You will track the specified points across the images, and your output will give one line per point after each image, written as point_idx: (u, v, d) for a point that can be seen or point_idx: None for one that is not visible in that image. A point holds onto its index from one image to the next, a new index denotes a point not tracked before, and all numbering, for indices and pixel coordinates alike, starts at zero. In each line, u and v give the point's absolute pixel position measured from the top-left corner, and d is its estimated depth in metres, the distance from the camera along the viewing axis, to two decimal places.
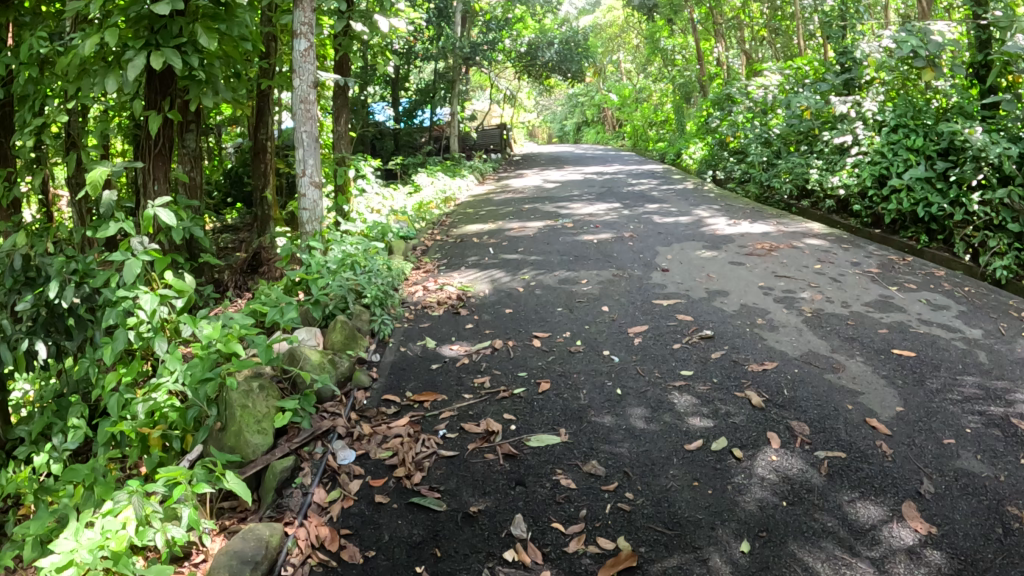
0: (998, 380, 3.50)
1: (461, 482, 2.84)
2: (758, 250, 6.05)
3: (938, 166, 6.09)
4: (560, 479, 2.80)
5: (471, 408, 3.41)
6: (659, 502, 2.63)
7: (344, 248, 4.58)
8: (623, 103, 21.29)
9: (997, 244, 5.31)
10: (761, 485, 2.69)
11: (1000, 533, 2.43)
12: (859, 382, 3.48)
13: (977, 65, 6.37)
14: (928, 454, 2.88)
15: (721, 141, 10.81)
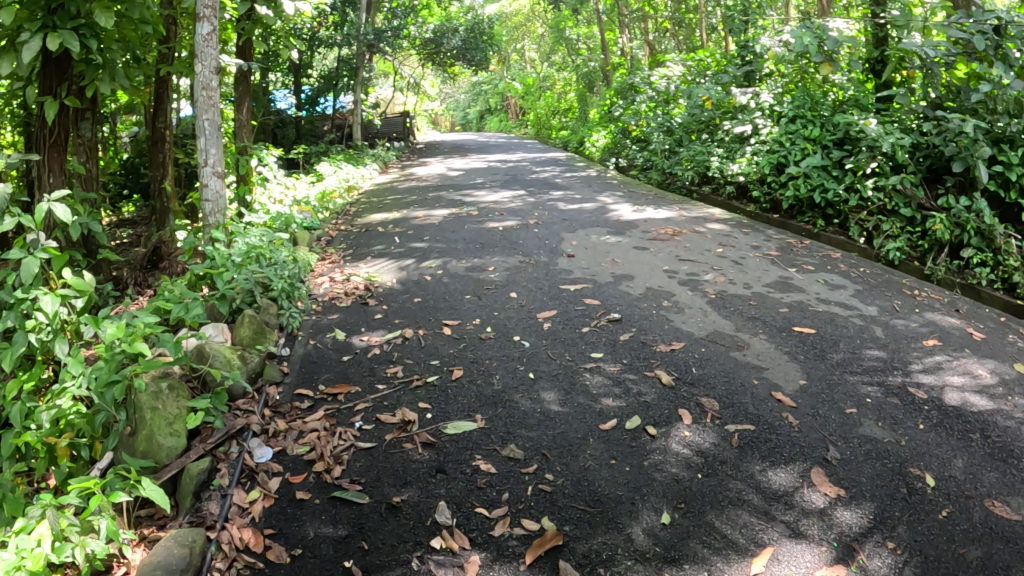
0: (893, 352, 3.69)
1: (381, 474, 2.82)
2: (661, 235, 6.17)
3: (834, 155, 6.36)
4: (479, 464, 2.81)
5: (386, 399, 3.38)
6: (579, 481, 2.66)
7: (248, 240, 4.51)
8: (528, 92, 21.24)
9: (891, 227, 5.59)
10: (675, 460, 2.75)
11: (905, 492, 2.55)
12: (763, 358, 3.59)
13: (874, 61, 6.84)
14: (832, 423, 2.99)
15: (623, 130, 10.94)
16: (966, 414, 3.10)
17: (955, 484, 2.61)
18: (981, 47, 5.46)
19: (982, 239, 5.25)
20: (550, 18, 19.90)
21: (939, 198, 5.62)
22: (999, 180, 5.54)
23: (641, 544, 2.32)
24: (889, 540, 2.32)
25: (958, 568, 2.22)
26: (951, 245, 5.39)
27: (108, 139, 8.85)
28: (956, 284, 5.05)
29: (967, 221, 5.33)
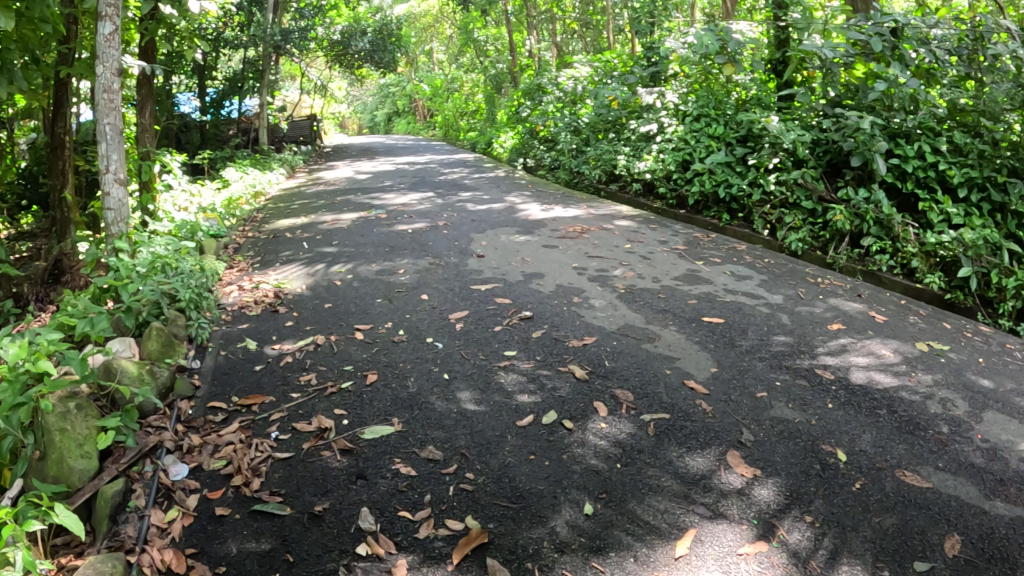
0: (799, 337, 3.83)
1: (302, 483, 2.79)
2: (569, 232, 6.25)
3: (737, 151, 6.54)
4: (399, 467, 2.81)
5: (301, 407, 3.34)
6: (500, 478, 2.69)
7: (153, 249, 4.41)
8: (436, 94, 21.13)
9: (793, 219, 5.83)
10: (594, 451, 2.80)
11: (818, 468, 2.66)
12: (674, 348, 3.68)
13: (776, 61, 7.10)
14: (744, 407, 3.09)
15: (530, 130, 10.97)
16: (872, 391, 3.25)
17: (865, 458, 2.73)
18: (876, 48, 5.75)
19: (880, 228, 5.46)
20: (459, 20, 19.88)
21: (839, 190, 5.85)
22: (895, 172, 5.78)
23: (565, 536, 2.35)
24: (806, 514, 2.41)
25: (874, 536, 2.33)
26: (851, 234, 5.61)
27: (5, 147, 8.40)
28: (857, 271, 5.30)
29: (865, 210, 5.54)
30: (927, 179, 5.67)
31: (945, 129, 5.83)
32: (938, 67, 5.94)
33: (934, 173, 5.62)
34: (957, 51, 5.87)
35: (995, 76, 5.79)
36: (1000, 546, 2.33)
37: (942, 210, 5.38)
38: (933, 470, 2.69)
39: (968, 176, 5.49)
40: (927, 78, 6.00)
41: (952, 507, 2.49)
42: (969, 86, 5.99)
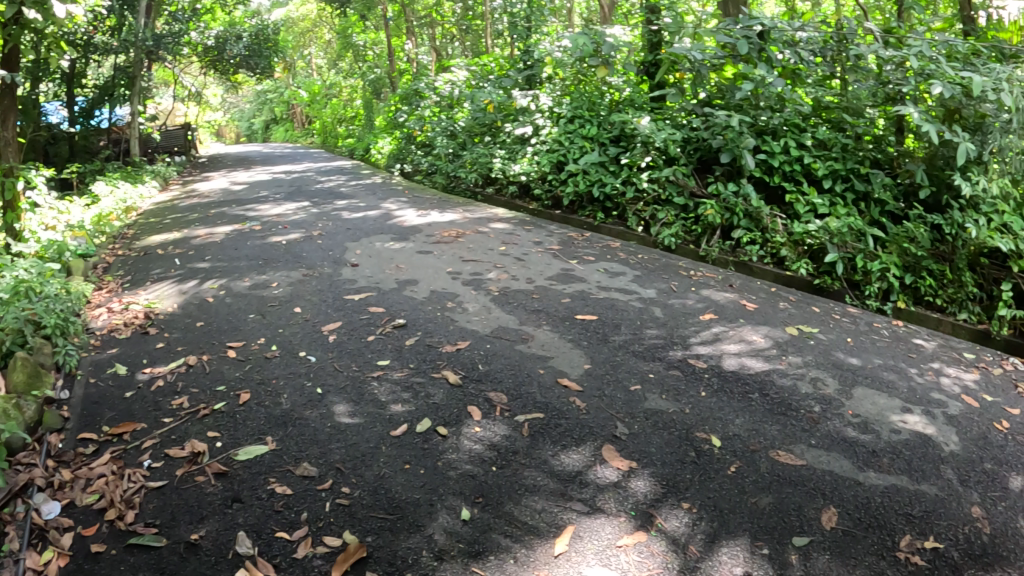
0: (672, 330, 3.93)
1: (177, 511, 2.66)
2: (444, 238, 6.23)
3: (610, 151, 6.68)
4: (275, 487, 2.72)
5: (173, 432, 3.18)
6: (376, 490, 2.63)
7: (16, 273, 4.22)
8: (313, 101, 20.64)
9: (666, 215, 6.06)
10: (467, 457, 2.78)
11: (693, 455, 2.72)
12: (547, 347, 3.71)
13: (649, 64, 7.18)
14: (618, 402, 3.13)
15: (408, 136, 10.73)
16: (745, 376, 3.38)
17: (739, 441, 2.81)
18: (744, 51, 5.76)
19: (750, 220, 5.76)
20: (335, 25, 19.53)
21: (709, 185, 6.08)
22: (763, 167, 6.05)
23: (442, 544, 2.33)
24: (683, 501, 2.46)
25: (753, 516, 2.40)
26: (723, 228, 5.87)
27: None
28: (730, 263, 5.58)
29: (734, 204, 5.81)
30: (794, 172, 5.96)
31: (810, 125, 6.13)
32: (804, 67, 5.98)
33: (800, 167, 5.92)
34: (823, 52, 5.91)
35: (860, 74, 5.84)
36: (874, 515, 2.45)
37: (808, 202, 5.66)
38: (806, 448, 2.81)
39: (833, 168, 5.76)
40: (793, 78, 6.07)
41: (826, 480, 2.61)
42: (833, 85, 6.05)
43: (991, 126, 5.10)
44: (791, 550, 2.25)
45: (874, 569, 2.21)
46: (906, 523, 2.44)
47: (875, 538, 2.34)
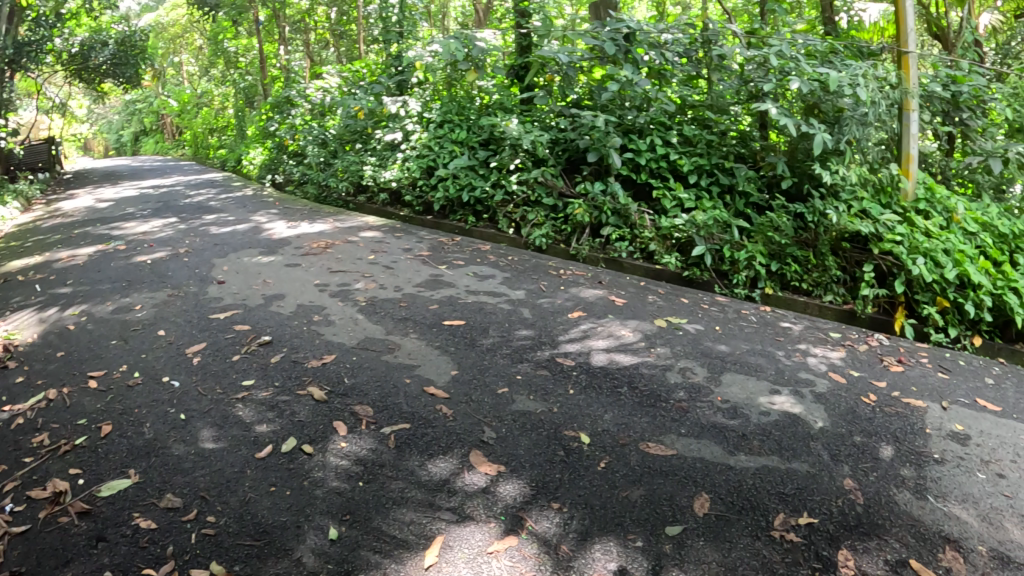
0: (541, 331, 4.02)
1: (41, 556, 2.32)
2: (313, 249, 5.97)
3: (480, 155, 6.79)
4: (138, 522, 2.43)
5: (33, 472, 2.79)
6: (242, 516, 2.44)
7: None
8: (183, 110, 19.69)
9: (536, 216, 6.21)
10: (333, 472, 2.67)
11: (563, 454, 2.79)
12: (414, 356, 3.66)
13: (518, 68, 7.29)
14: (485, 406, 3.16)
15: (280, 145, 10.06)
16: (613, 370, 3.55)
17: (608, 437, 2.92)
18: (610, 51, 5.94)
19: (617, 217, 5.98)
20: (206, 30, 18.81)
21: (577, 186, 6.27)
22: (631, 165, 6.28)
23: (312, 566, 2.20)
24: (553, 502, 2.50)
25: (625, 509, 2.46)
26: (591, 226, 6.06)
27: None
28: (601, 260, 5.78)
29: (603, 203, 5.99)
30: (660, 169, 6.17)
31: (675, 123, 6.33)
32: (669, 68, 6.09)
33: (666, 164, 6.13)
34: (687, 53, 5.99)
35: (723, 73, 5.95)
36: (745, 498, 2.58)
37: (675, 197, 5.86)
38: (676, 437, 2.96)
39: (698, 164, 6.02)
40: (658, 79, 6.20)
41: (697, 467, 2.74)
42: (698, 85, 6.24)
43: (848, 120, 5.26)
44: (666, 540, 2.32)
45: (749, 549, 2.31)
46: (780, 501, 2.58)
47: (750, 519, 2.46)
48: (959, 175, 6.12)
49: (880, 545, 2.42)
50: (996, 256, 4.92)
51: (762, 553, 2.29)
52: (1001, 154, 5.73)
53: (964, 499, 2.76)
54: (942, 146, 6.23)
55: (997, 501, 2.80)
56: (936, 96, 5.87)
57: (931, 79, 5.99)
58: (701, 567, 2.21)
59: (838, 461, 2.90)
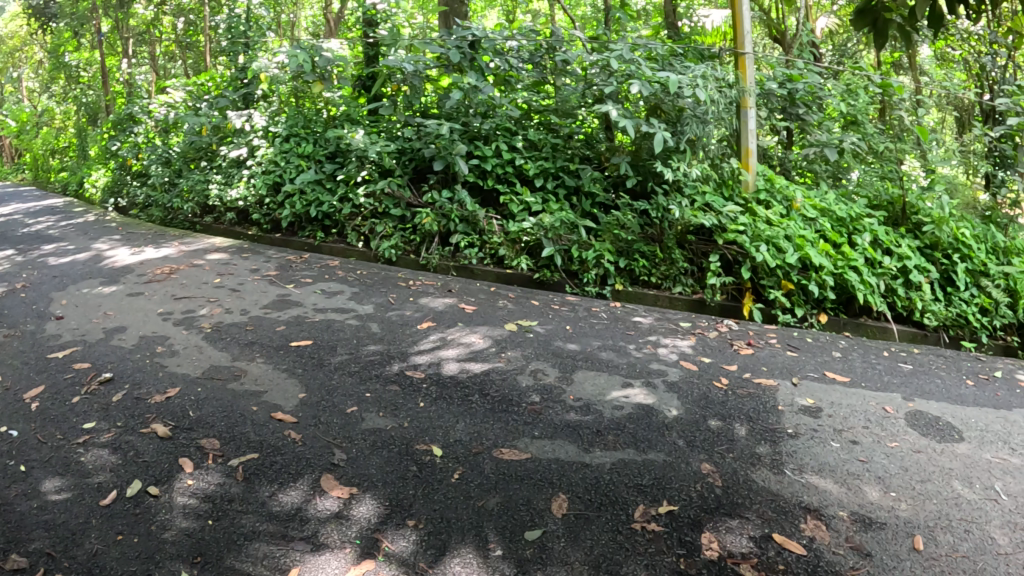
0: (390, 347, 4.16)
1: None
2: (157, 275, 5.65)
3: (327, 169, 6.76)
4: None
5: None
6: (90, 570, 2.27)
7: None
8: (19, 130, 18.25)
9: (384, 228, 6.30)
10: (179, 513, 2.55)
11: (415, 470, 2.87)
12: (260, 382, 3.59)
13: (365, 78, 7.22)
14: (335, 427, 3.17)
15: (123, 167, 9.00)
16: (463, 380, 3.78)
17: (461, 447, 3.07)
18: (455, 59, 6.12)
19: (466, 224, 6.19)
20: (48, 44, 17.76)
21: (424, 195, 6.40)
22: (477, 172, 6.46)
23: None
24: (409, 519, 2.56)
25: (483, 519, 2.58)
26: (440, 234, 6.26)
27: None
28: (451, 268, 6.02)
29: (450, 211, 6.21)
30: (506, 175, 6.41)
31: (521, 128, 6.54)
32: (513, 74, 6.36)
33: (512, 169, 6.38)
34: (533, 59, 6.29)
35: (568, 77, 6.29)
36: (603, 494, 2.82)
37: (521, 201, 6.18)
38: (529, 440, 3.19)
39: (543, 167, 6.29)
40: (503, 84, 6.42)
41: (552, 468, 2.98)
42: (545, 90, 6.45)
43: (689, 118, 5.76)
44: (527, 545, 2.46)
45: (610, 542, 2.52)
46: (639, 494, 2.85)
47: (610, 514, 2.68)
48: (798, 166, 6.84)
49: (741, 523, 2.77)
50: (834, 240, 5.64)
51: (625, 545, 2.51)
52: (836, 145, 6.51)
53: (819, 469, 3.34)
54: (780, 140, 6.91)
55: (848, 465, 3.47)
56: (773, 94, 6.66)
57: (769, 79, 6.72)
58: (566, 567, 2.37)
59: (689, 448, 3.31)
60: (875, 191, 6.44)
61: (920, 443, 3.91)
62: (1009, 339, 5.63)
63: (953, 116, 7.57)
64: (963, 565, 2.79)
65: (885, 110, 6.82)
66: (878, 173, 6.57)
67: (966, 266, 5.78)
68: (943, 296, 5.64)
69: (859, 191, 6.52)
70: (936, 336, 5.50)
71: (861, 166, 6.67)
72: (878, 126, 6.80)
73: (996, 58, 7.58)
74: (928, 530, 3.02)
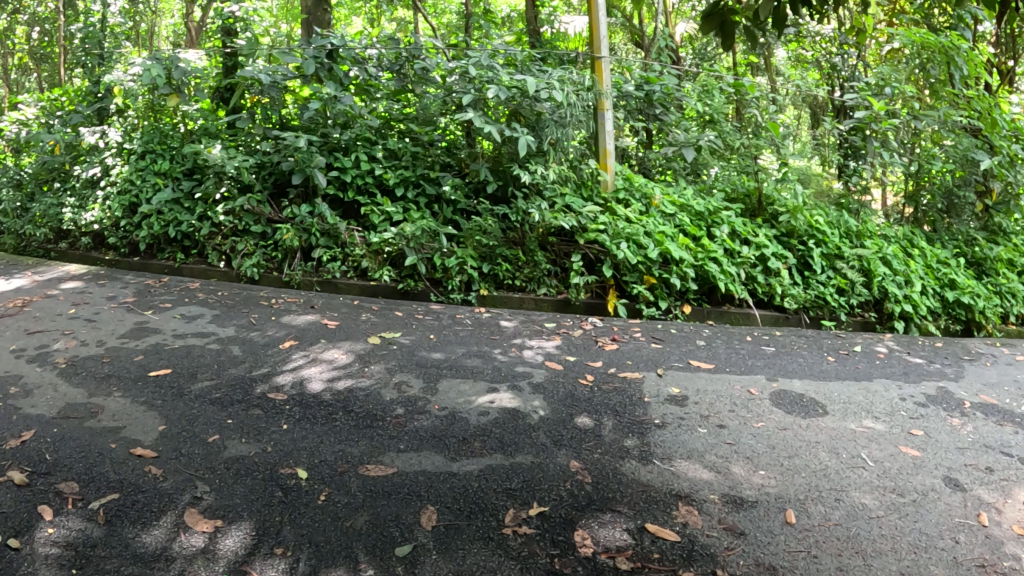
0: (252, 370, 4.15)
1: None
2: (7, 308, 5.36)
3: (184, 186, 6.58)
4: None
5: None
6: None
7: None
8: None
9: (245, 246, 6.22)
10: (41, 563, 2.44)
11: (281, 495, 2.89)
12: (118, 418, 3.49)
13: (223, 90, 7.06)
14: (197, 458, 3.14)
15: None
16: (325, 399, 3.83)
17: (327, 467, 3.12)
18: (310, 70, 6.12)
19: (327, 237, 6.24)
20: None
21: (283, 210, 6.39)
22: (336, 184, 6.51)
23: None
24: (277, 547, 2.58)
25: (353, 540, 2.65)
26: (301, 249, 6.25)
27: None
28: (314, 283, 6.05)
29: (310, 225, 6.22)
30: (366, 185, 6.51)
31: (381, 138, 6.68)
32: (373, 83, 6.50)
33: (371, 179, 6.48)
34: (393, 67, 6.45)
35: (427, 85, 6.46)
36: (471, 502, 2.94)
37: (382, 212, 6.31)
38: (395, 454, 3.29)
39: (403, 176, 6.49)
40: (364, 94, 6.57)
41: (420, 480, 3.08)
42: (405, 99, 6.64)
43: (547, 122, 6.23)
44: (398, 562, 2.54)
45: (483, 550, 2.66)
46: (509, 498, 3.01)
47: (480, 522, 2.82)
48: (658, 165, 7.40)
49: (613, 517, 2.96)
50: (693, 232, 6.42)
51: (497, 551, 2.65)
52: (693, 144, 7.10)
53: (689, 455, 3.59)
54: (640, 141, 7.41)
55: (716, 449, 3.72)
56: (631, 96, 7.17)
57: (628, 83, 7.23)
58: None
59: (556, 448, 3.51)
60: (731, 185, 7.23)
61: (785, 420, 4.20)
62: (866, 315, 6.56)
63: (805, 113, 7.72)
64: (834, 533, 3.07)
65: (739, 109, 7.31)
66: (736, 168, 7.23)
67: (821, 251, 6.73)
68: (802, 281, 6.53)
69: (716, 185, 7.26)
70: (799, 318, 6.31)
71: (720, 163, 7.27)
72: (735, 125, 7.27)
73: (846, 58, 8.51)
74: (799, 503, 3.29)
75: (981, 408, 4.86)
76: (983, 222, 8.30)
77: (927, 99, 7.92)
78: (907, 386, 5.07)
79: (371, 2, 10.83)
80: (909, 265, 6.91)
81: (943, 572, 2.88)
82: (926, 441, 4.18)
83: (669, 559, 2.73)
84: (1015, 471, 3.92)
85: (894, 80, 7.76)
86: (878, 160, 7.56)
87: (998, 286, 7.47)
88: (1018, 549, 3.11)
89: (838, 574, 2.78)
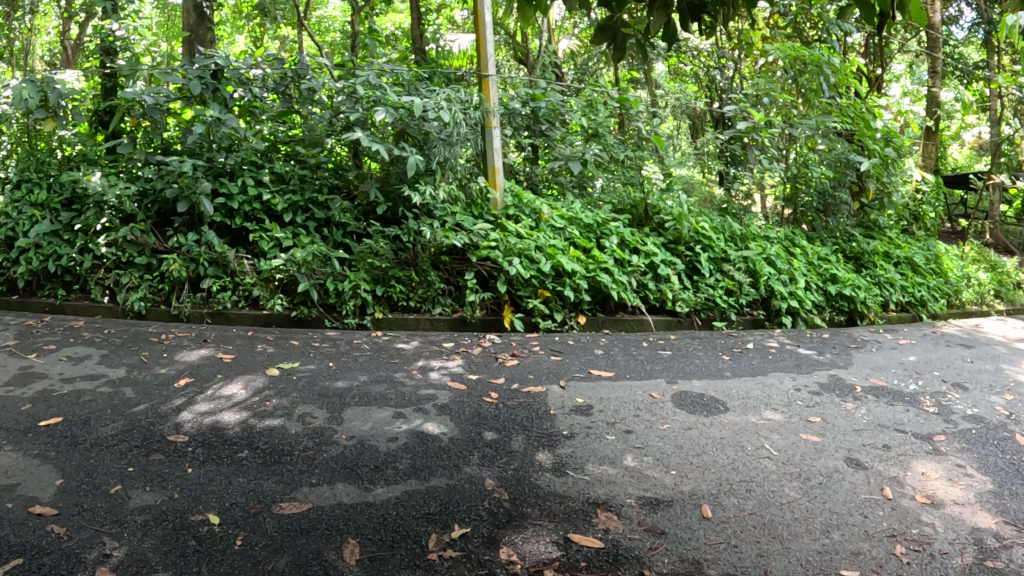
0: (149, 412, 3.97)
1: None
2: None
3: (63, 218, 6.25)
4: None
5: None
6: None
7: None
8: None
9: (130, 279, 5.96)
10: None
11: (195, 543, 2.77)
12: (10, 474, 3.27)
13: (102, 112, 6.76)
14: (101, 512, 2.97)
15: None
16: (230, 437, 3.70)
17: (239, 510, 3.01)
18: (196, 91, 5.98)
19: (216, 266, 6.04)
20: None
21: (169, 239, 6.16)
22: (223, 211, 6.32)
23: None
24: None
25: None
26: (189, 280, 6.04)
27: None
28: (206, 315, 5.83)
29: (198, 254, 6.01)
30: (253, 211, 6.35)
31: (267, 162, 6.52)
32: (259, 104, 6.36)
33: (258, 205, 6.33)
34: (278, 88, 6.32)
35: (313, 106, 6.40)
36: (392, 531, 2.89)
37: (271, 237, 6.16)
38: (308, 490, 3.19)
39: (291, 201, 6.36)
40: (248, 115, 6.38)
41: (337, 514, 3.00)
42: (291, 121, 6.49)
43: (435, 141, 6.23)
44: None
45: None
46: (429, 523, 2.96)
47: (403, 551, 2.76)
48: (545, 180, 7.50)
49: (535, 531, 2.95)
50: (583, 244, 6.50)
51: None
52: (579, 157, 7.24)
53: (600, 462, 3.62)
54: (526, 156, 7.47)
55: (626, 455, 3.77)
56: (516, 113, 7.16)
57: (512, 99, 7.19)
58: None
59: (469, 468, 3.48)
60: (618, 196, 7.40)
61: (689, 420, 4.30)
62: (755, 313, 6.80)
63: (685, 124, 7.87)
64: (751, 522, 3.16)
65: (624, 122, 7.48)
66: (621, 180, 7.38)
67: (708, 255, 6.94)
68: (691, 285, 6.72)
69: (603, 198, 7.43)
70: (690, 320, 6.51)
71: (604, 175, 7.44)
72: (619, 138, 7.44)
73: (723, 71, 8.97)
74: (712, 497, 3.36)
75: (872, 391, 5.09)
76: (859, 219, 8.79)
77: (801, 107, 8.35)
78: (801, 376, 5.27)
79: (252, 20, 10.58)
80: (791, 263, 7.22)
81: (858, 547, 3.02)
82: (825, 427, 4.35)
83: (597, 566, 2.74)
84: (910, 446, 4.14)
85: (769, 91, 8.13)
86: (757, 167, 7.96)
87: (877, 277, 7.86)
88: (926, 516, 3.31)
89: (758, 562, 2.86)
